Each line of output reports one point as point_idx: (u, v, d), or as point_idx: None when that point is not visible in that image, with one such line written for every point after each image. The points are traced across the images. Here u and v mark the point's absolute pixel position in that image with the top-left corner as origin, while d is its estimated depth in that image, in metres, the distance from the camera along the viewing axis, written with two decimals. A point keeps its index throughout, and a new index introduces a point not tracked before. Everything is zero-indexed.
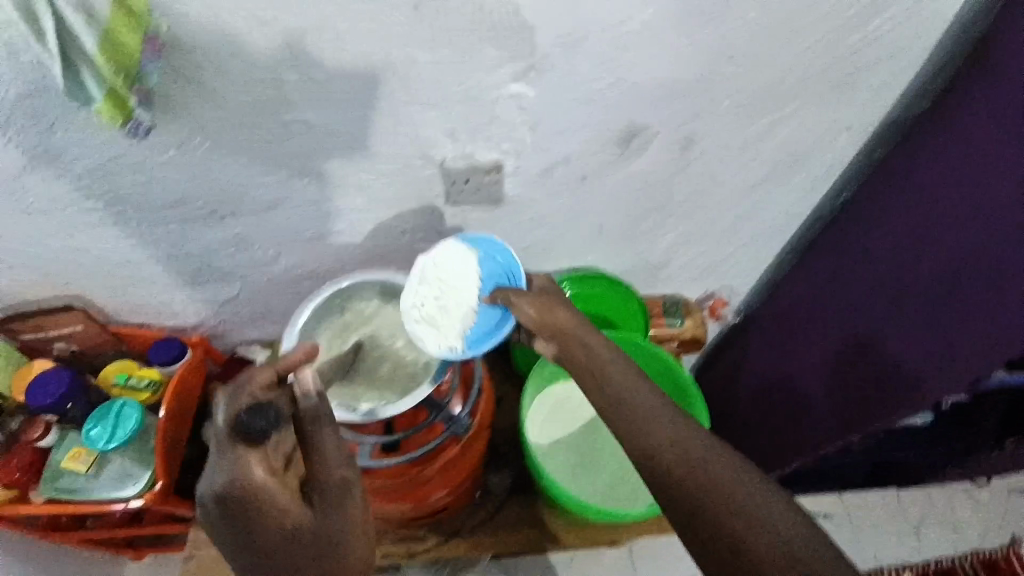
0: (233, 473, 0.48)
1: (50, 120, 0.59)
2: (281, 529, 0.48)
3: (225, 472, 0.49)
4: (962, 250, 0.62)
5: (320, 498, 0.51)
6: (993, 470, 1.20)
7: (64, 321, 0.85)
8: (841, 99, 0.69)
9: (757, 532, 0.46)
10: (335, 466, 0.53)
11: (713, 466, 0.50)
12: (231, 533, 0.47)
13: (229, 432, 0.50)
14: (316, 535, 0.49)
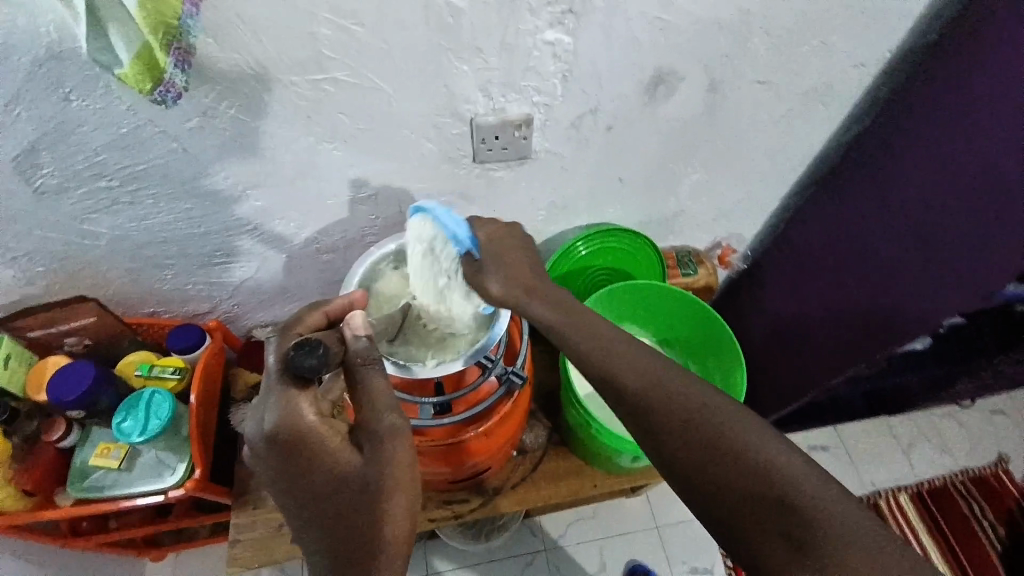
0: (280, 412, 0.50)
1: (69, 89, 0.57)
2: (329, 472, 0.50)
3: (274, 413, 0.50)
4: (986, 168, 0.67)
5: (368, 446, 0.51)
6: (977, 390, 1.28)
7: (78, 313, 0.82)
8: (854, 35, 0.72)
9: (823, 515, 0.45)
10: (380, 412, 0.52)
11: (770, 448, 0.49)
12: (282, 468, 0.50)
13: (278, 371, 0.52)
14: (365, 482, 0.50)
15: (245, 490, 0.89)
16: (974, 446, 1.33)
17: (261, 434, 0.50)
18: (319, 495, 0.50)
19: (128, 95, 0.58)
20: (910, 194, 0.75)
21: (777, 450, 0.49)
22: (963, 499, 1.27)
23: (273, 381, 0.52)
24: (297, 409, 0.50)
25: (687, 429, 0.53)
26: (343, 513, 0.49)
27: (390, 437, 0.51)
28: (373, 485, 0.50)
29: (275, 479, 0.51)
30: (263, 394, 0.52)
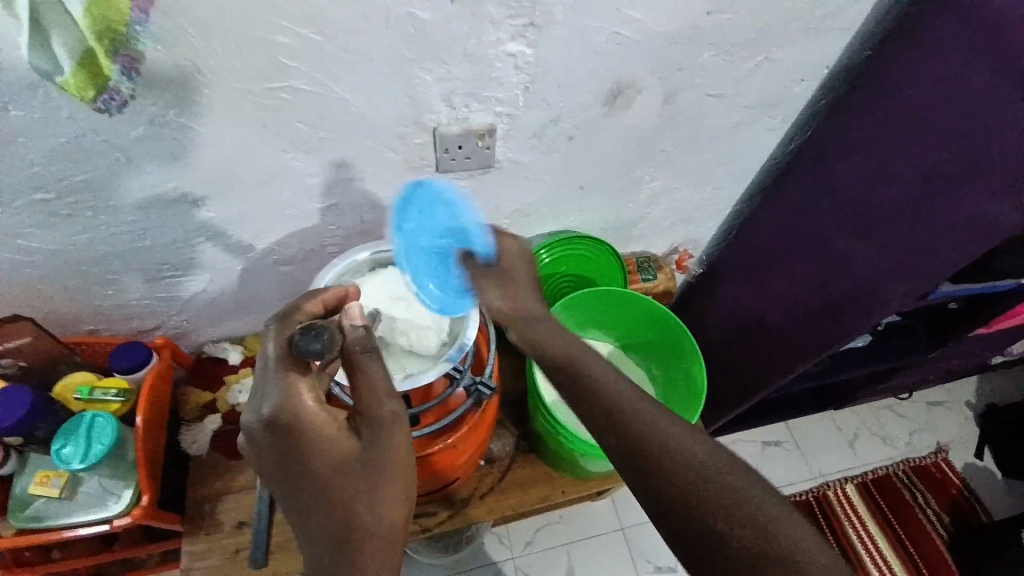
0: (281, 393, 0.50)
1: (4, 98, 0.53)
2: (333, 459, 0.50)
3: (275, 395, 0.50)
4: (925, 172, 0.70)
5: (370, 432, 0.52)
6: (914, 384, 1.36)
7: (10, 334, 0.75)
8: (799, 50, 0.76)
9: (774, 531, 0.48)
10: (382, 401, 0.52)
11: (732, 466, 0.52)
12: (274, 454, 0.50)
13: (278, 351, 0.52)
14: (367, 468, 0.50)
15: (201, 515, 0.85)
16: (914, 436, 1.42)
17: (258, 419, 0.50)
18: (312, 485, 0.50)
19: (69, 103, 0.55)
20: (857, 194, 0.78)
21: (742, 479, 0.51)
22: (908, 489, 1.34)
23: (271, 361, 0.52)
24: (295, 393, 0.51)
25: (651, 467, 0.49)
26: (338, 503, 0.49)
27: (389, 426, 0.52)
28: (370, 473, 0.50)
29: (268, 465, 0.50)
30: (260, 376, 0.52)
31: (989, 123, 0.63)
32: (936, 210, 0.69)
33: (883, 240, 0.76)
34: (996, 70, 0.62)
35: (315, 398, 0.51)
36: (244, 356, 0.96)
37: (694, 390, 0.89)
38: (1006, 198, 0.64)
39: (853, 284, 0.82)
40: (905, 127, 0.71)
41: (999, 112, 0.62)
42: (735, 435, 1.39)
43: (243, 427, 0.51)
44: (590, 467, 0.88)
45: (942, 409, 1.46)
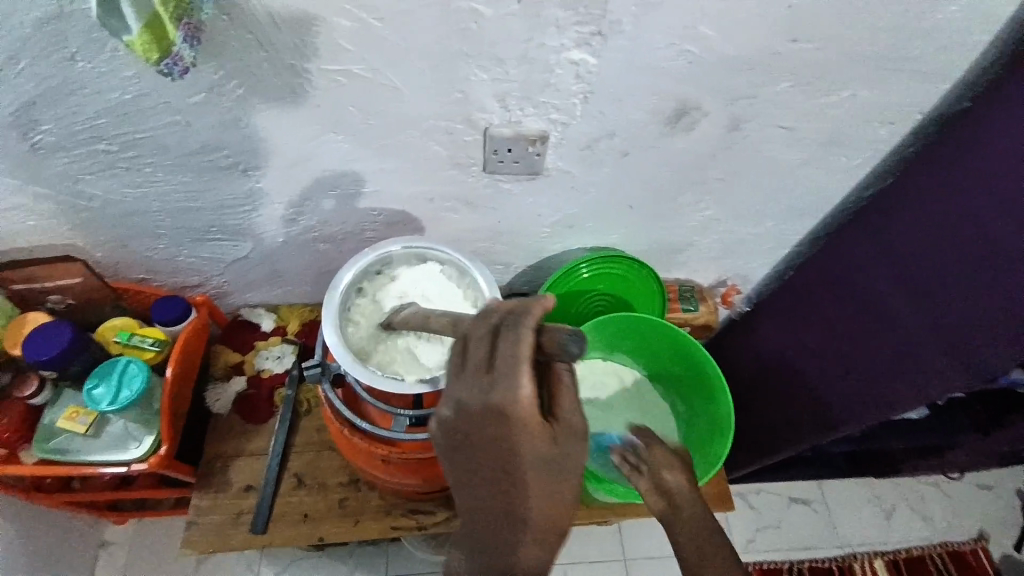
0: (506, 382, 0.43)
1: (75, 49, 0.55)
2: (535, 452, 0.45)
3: (502, 383, 0.43)
4: (987, 235, 0.66)
5: (564, 433, 0.47)
6: (967, 464, 1.25)
7: (63, 271, 0.79)
8: (890, 92, 0.69)
9: None
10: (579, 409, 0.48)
11: None
12: (466, 445, 0.47)
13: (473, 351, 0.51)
14: (559, 464, 0.47)
15: (210, 472, 0.87)
16: (958, 518, 1.30)
17: (480, 399, 0.44)
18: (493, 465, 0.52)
19: (133, 62, 0.57)
20: (915, 254, 0.74)
21: None
22: (938, 573, 1.24)
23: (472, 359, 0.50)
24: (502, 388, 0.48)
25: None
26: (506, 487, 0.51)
27: (579, 431, 0.47)
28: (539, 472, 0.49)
29: (463, 442, 0.47)
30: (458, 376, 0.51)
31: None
32: (991, 277, 0.65)
33: (924, 297, 0.72)
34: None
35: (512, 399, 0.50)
36: (275, 324, 0.99)
37: (719, 440, 0.82)
38: None
39: (886, 343, 0.77)
40: (968, 185, 0.68)
41: None
42: (758, 484, 1.31)
43: (449, 400, 0.46)
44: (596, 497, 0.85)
45: (995, 496, 1.33)
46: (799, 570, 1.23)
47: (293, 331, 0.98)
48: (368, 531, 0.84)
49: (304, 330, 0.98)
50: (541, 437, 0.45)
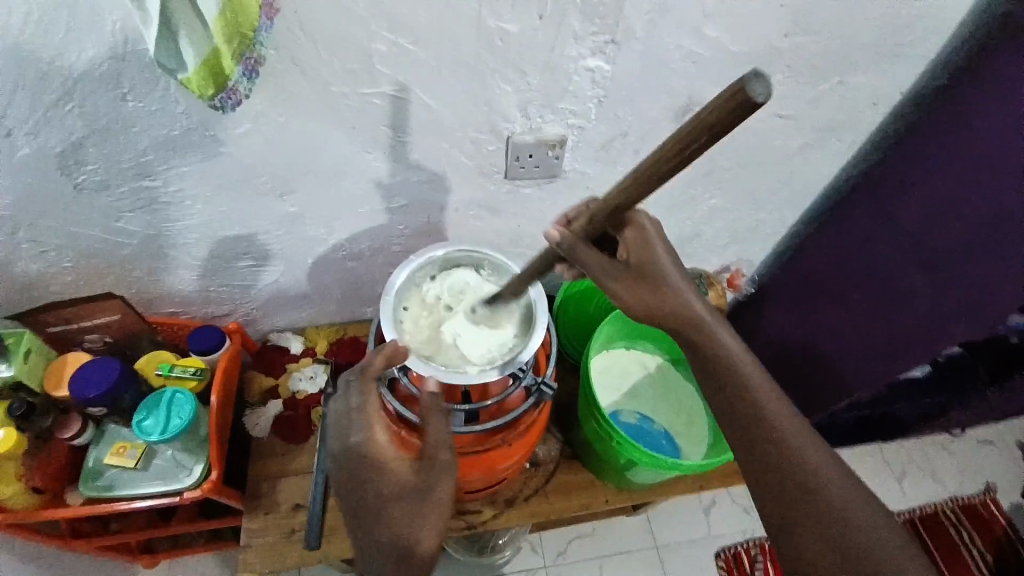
0: (361, 430, 0.60)
1: (127, 88, 0.58)
2: (390, 485, 0.58)
3: (358, 433, 0.59)
4: (994, 212, 0.70)
5: (423, 467, 0.58)
6: (968, 420, 1.31)
7: (102, 309, 0.81)
8: (871, 76, 0.76)
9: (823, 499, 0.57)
10: (438, 446, 0.59)
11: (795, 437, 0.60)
12: (352, 483, 0.59)
13: (370, 392, 0.62)
14: (419, 491, 0.57)
15: (258, 493, 0.89)
16: (963, 475, 1.37)
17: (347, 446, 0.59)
18: (368, 499, 0.58)
19: (184, 97, 0.60)
20: (922, 228, 0.78)
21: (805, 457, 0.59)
22: (953, 527, 1.29)
23: (359, 402, 0.61)
24: (375, 430, 0.60)
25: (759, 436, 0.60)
26: (376, 516, 0.57)
27: (441, 464, 0.58)
28: (411, 497, 0.57)
29: (343, 480, 0.60)
30: (343, 413, 0.61)
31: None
32: (1000, 255, 0.71)
33: (943, 279, 0.77)
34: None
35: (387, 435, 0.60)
36: (304, 346, 1.01)
37: None
38: None
39: (904, 314, 0.84)
40: (969, 165, 0.73)
41: None
42: None
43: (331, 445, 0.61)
44: (636, 478, 0.89)
45: (995, 450, 1.40)
46: None
47: (323, 351, 1.01)
48: None
49: (333, 348, 1.01)
50: (400, 468, 0.58)
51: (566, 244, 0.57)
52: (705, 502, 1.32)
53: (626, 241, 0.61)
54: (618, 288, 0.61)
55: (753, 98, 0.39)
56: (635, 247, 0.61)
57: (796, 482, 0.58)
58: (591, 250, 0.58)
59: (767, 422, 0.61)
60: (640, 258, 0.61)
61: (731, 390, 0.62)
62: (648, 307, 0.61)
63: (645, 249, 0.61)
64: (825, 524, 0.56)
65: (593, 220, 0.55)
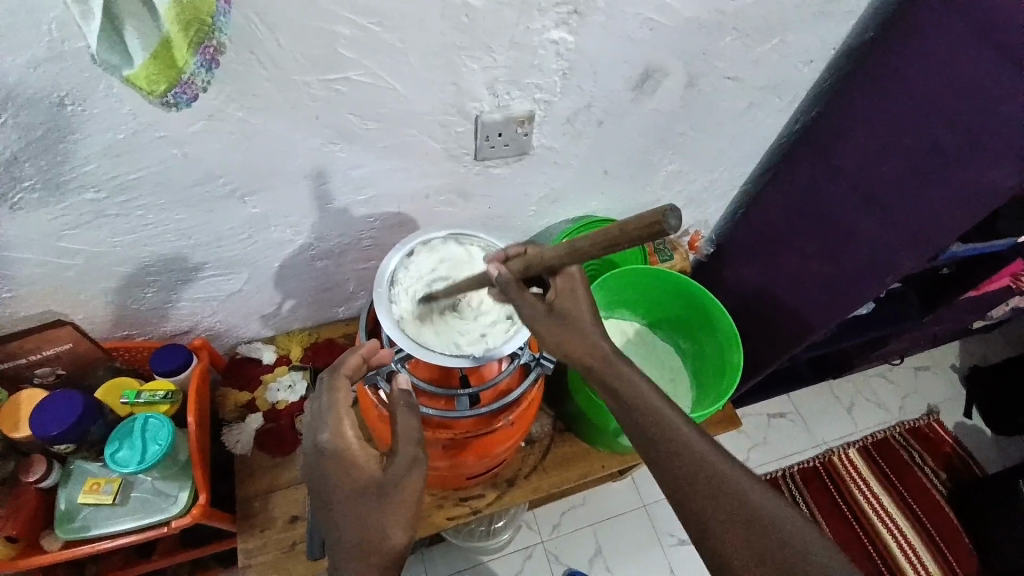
0: (331, 430, 0.58)
1: (65, 92, 0.53)
2: (357, 483, 0.57)
3: (325, 432, 0.58)
4: (930, 147, 0.75)
5: (392, 463, 0.58)
6: (906, 350, 1.44)
7: (53, 339, 0.75)
8: (812, 33, 0.80)
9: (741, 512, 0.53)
10: (407, 443, 0.59)
11: (707, 458, 0.55)
12: (321, 483, 0.57)
13: (342, 388, 0.61)
14: (386, 488, 0.57)
15: (250, 513, 0.86)
16: (906, 401, 1.49)
17: (314, 445, 0.58)
18: (333, 498, 0.57)
19: (129, 98, 0.56)
20: (867, 168, 0.83)
21: (720, 471, 0.55)
22: (903, 448, 1.42)
23: (331, 399, 0.60)
24: (343, 428, 0.59)
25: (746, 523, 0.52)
26: (340, 514, 0.57)
27: (408, 462, 0.58)
28: (376, 495, 0.57)
29: (314, 481, 0.58)
30: (316, 409, 0.60)
31: (996, 101, 0.67)
32: (934, 187, 0.75)
33: (884, 215, 0.82)
34: (998, 55, 0.66)
35: (356, 432, 0.59)
36: (277, 355, 0.98)
37: (732, 368, 0.93)
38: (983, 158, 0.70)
39: (854, 253, 0.88)
40: (906, 99, 0.76)
41: (986, 88, 0.68)
42: (741, 409, 1.44)
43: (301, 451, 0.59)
44: (629, 441, 0.92)
45: (930, 374, 1.54)
46: (792, 475, 1.37)
47: (298, 357, 0.98)
48: (426, 528, 0.88)
49: (308, 353, 0.98)
50: (370, 464, 0.58)
51: (500, 280, 0.61)
52: None
53: (559, 286, 0.63)
54: (541, 330, 0.62)
55: (664, 232, 0.43)
56: (563, 294, 0.63)
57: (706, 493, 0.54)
58: (522, 289, 0.61)
59: (679, 437, 0.57)
60: (567, 304, 0.62)
61: (642, 420, 0.58)
62: (564, 349, 0.62)
63: (573, 301, 0.62)
64: (728, 518, 0.53)
65: (527, 267, 0.59)
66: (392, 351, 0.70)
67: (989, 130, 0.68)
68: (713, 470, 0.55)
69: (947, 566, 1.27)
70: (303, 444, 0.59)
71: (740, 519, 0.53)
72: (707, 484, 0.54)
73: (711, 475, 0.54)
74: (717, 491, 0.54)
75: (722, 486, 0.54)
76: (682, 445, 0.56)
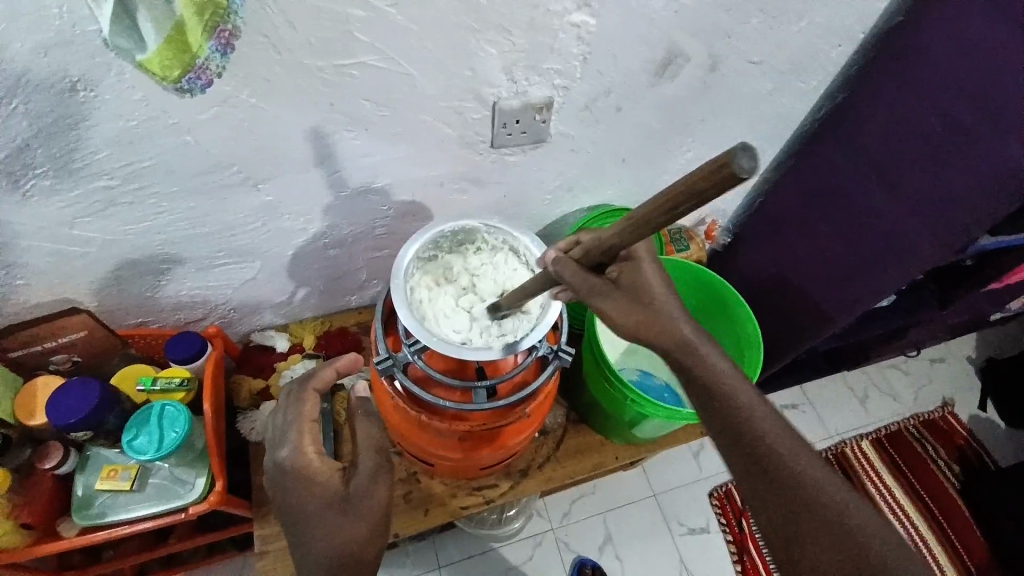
0: (292, 448, 0.59)
1: (77, 77, 0.52)
2: (320, 499, 0.58)
3: (286, 450, 0.59)
4: (949, 127, 0.73)
5: (354, 474, 0.61)
6: (923, 341, 1.41)
7: (67, 326, 0.75)
8: (839, 16, 0.77)
9: (794, 468, 0.57)
10: (369, 453, 0.62)
11: (759, 419, 0.58)
12: (287, 499, 0.59)
13: (308, 401, 0.62)
14: (350, 499, 0.59)
15: (264, 500, 0.86)
16: (921, 393, 1.48)
17: (277, 462, 0.59)
18: (302, 512, 0.58)
19: (140, 82, 0.54)
20: (879, 146, 0.82)
21: (771, 430, 0.58)
22: (917, 441, 1.40)
23: (297, 414, 0.61)
24: (304, 443, 0.59)
25: (800, 497, 0.56)
26: (308, 528, 0.58)
27: (369, 473, 0.61)
28: (341, 509, 0.59)
29: (280, 497, 0.59)
30: (280, 423, 0.61)
31: (1001, 72, 0.67)
32: (955, 165, 0.74)
33: (908, 201, 0.80)
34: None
35: (317, 447, 0.60)
36: (290, 343, 0.98)
37: (749, 363, 0.91)
38: (1008, 142, 0.68)
39: (876, 241, 0.86)
40: (928, 82, 0.74)
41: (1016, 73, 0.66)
42: (754, 399, 1.43)
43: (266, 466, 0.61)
44: (643, 433, 0.91)
45: (945, 365, 1.52)
46: None
47: (310, 346, 0.97)
48: (439, 516, 0.89)
49: (321, 342, 0.98)
50: (334, 479, 0.60)
51: (559, 267, 0.56)
52: (694, 446, 1.37)
53: (621, 263, 0.60)
54: (618, 309, 0.57)
55: (739, 174, 0.39)
56: (626, 271, 0.60)
57: (754, 448, 0.57)
58: (584, 272, 0.56)
59: (730, 394, 0.59)
60: (634, 282, 0.59)
61: (705, 381, 0.59)
62: (642, 334, 0.59)
63: (637, 275, 0.60)
64: (777, 471, 0.56)
65: (587, 254, 0.54)
66: (407, 343, 0.70)
67: (1015, 117, 0.66)
68: (765, 437, 0.58)
69: (959, 558, 1.26)
70: (267, 461, 0.60)
71: (811, 508, 0.55)
72: (760, 441, 0.58)
73: (763, 433, 0.58)
74: (778, 470, 0.56)
75: (772, 444, 0.57)
76: (744, 418, 0.58)
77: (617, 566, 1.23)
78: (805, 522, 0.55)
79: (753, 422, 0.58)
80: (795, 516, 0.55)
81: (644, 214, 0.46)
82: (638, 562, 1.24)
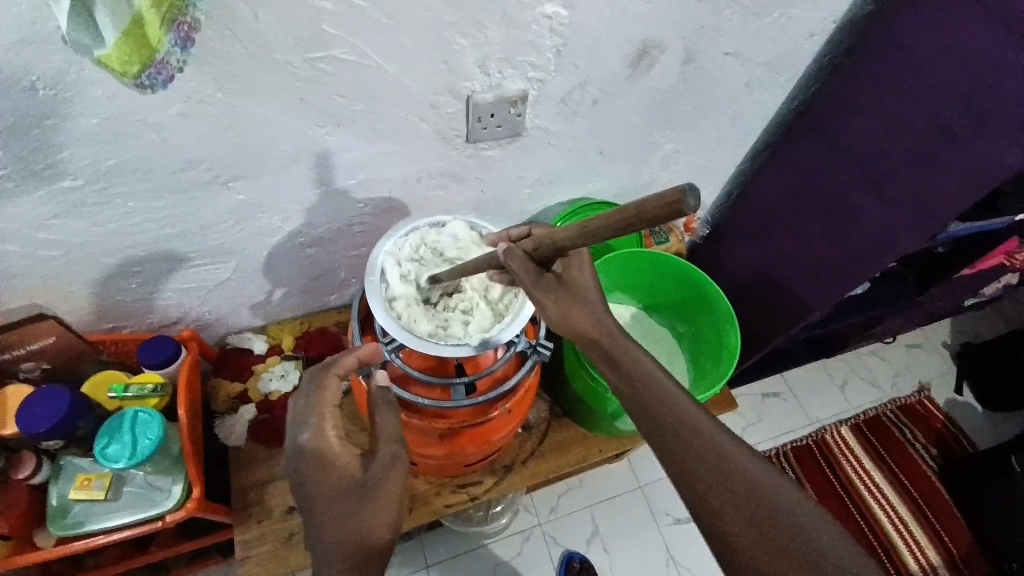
0: (313, 433, 0.59)
1: (36, 74, 0.50)
2: (335, 485, 0.57)
3: (306, 434, 0.59)
4: (932, 125, 0.73)
5: (373, 461, 0.59)
6: (899, 328, 1.44)
7: (37, 333, 0.73)
8: (812, 6, 0.78)
9: (747, 480, 0.52)
10: (389, 439, 0.61)
11: (704, 427, 0.55)
12: (303, 484, 0.58)
13: (329, 386, 0.61)
14: (366, 486, 0.57)
15: (246, 504, 0.85)
16: (898, 378, 1.51)
17: (297, 445, 0.59)
18: (314, 501, 0.57)
19: (104, 80, 0.53)
20: (859, 137, 0.82)
21: (722, 443, 0.54)
22: (896, 427, 1.43)
23: (318, 398, 0.60)
24: (325, 427, 0.59)
25: (752, 507, 0.51)
26: (321, 515, 0.56)
27: (388, 459, 0.59)
28: (357, 495, 0.57)
29: (297, 482, 0.58)
30: (301, 407, 0.61)
31: (987, 72, 0.67)
32: (938, 165, 0.74)
33: (887, 195, 0.81)
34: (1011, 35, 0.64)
35: (338, 431, 0.60)
36: (269, 345, 0.96)
37: (728, 353, 0.92)
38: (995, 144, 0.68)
39: (852, 231, 0.87)
40: (913, 78, 0.74)
41: (1000, 73, 0.66)
42: (736, 389, 1.44)
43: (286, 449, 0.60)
44: (626, 426, 0.92)
45: (922, 351, 1.55)
46: (786, 453, 1.38)
47: (290, 347, 0.96)
48: (424, 515, 0.88)
49: (301, 342, 0.97)
50: (352, 464, 0.59)
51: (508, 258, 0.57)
52: None
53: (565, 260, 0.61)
54: (551, 304, 0.59)
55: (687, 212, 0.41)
56: (571, 266, 0.61)
57: (702, 457, 0.53)
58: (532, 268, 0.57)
59: (667, 400, 0.57)
60: (575, 279, 0.61)
61: (639, 383, 0.58)
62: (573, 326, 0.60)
63: (581, 274, 0.61)
64: (728, 484, 0.52)
65: (540, 248, 0.56)
66: (386, 341, 0.70)
67: (1002, 120, 0.67)
68: (715, 445, 0.54)
69: (937, 538, 1.29)
70: (287, 445, 0.60)
71: (791, 553, 0.48)
72: (709, 449, 0.54)
73: (711, 441, 0.54)
74: (729, 484, 0.52)
75: (721, 454, 0.53)
76: (692, 425, 0.55)
77: (605, 559, 1.24)
78: (770, 546, 0.49)
79: (696, 431, 0.55)
80: (751, 534, 0.50)
81: (601, 222, 0.47)
82: (626, 554, 1.25)
